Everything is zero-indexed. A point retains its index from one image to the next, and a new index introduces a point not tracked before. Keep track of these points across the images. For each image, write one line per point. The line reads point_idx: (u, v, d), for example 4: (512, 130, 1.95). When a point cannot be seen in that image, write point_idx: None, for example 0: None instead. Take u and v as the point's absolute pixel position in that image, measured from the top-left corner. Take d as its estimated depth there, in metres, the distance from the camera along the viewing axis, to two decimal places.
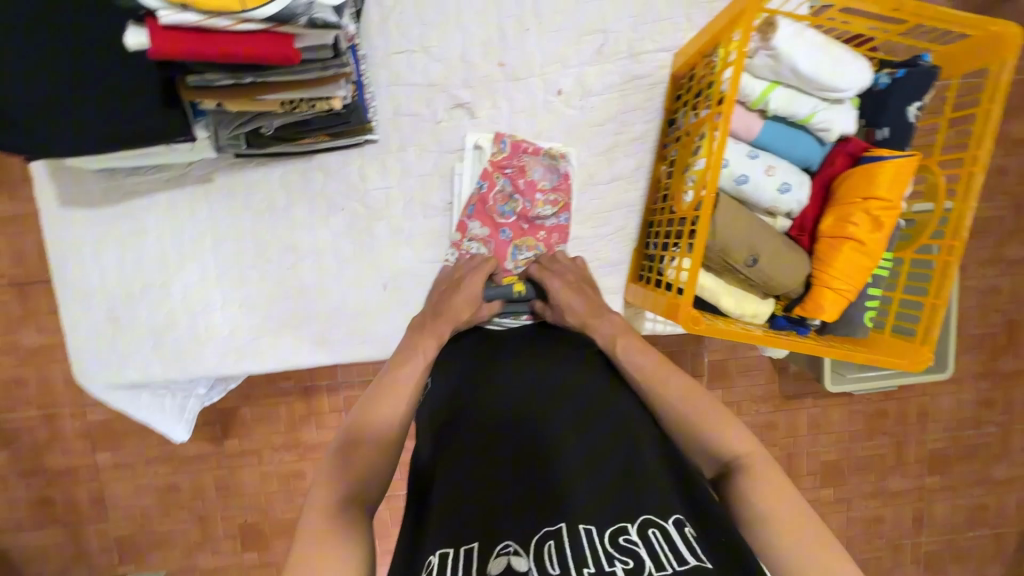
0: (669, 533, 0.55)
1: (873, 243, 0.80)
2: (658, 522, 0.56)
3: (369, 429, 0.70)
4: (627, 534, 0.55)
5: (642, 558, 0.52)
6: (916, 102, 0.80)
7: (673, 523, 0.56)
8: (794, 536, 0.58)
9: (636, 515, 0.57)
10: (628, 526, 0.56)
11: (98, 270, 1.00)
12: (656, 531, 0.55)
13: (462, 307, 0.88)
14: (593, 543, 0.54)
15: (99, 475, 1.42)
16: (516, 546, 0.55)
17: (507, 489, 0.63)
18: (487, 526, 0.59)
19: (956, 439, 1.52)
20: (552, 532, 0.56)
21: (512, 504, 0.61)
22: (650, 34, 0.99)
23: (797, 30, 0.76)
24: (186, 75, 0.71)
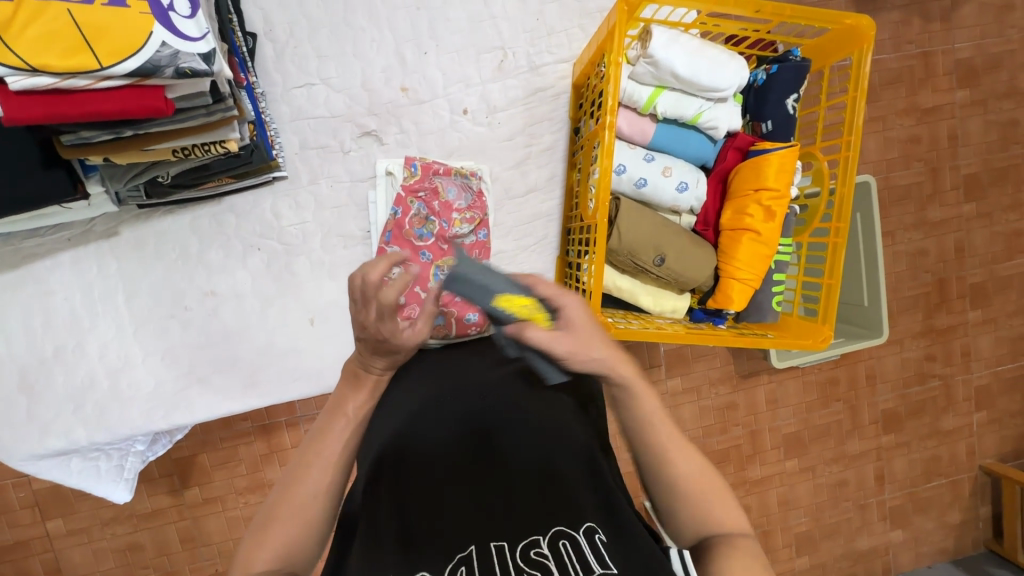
0: (579, 544, 0.58)
1: (768, 232, 0.83)
2: (569, 533, 0.59)
3: (295, 504, 0.59)
4: (539, 548, 0.58)
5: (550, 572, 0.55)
6: (793, 95, 0.84)
7: (584, 532, 0.59)
8: None
9: (549, 527, 0.60)
10: (539, 539, 0.59)
11: (7, 338, 0.96)
12: (566, 543, 0.58)
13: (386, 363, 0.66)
14: (501, 556, 0.58)
15: (54, 543, 1.36)
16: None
17: (433, 508, 0.64)
18: (407, 557, 0.60)
19: (904, 396, 1.59)
20: (464, 559, 0.58)
21: (433, 531, 0.62)
22: (547, 47, 1.02)
23: (672, 36, 0.79)
24: (60, 135, 0.70)
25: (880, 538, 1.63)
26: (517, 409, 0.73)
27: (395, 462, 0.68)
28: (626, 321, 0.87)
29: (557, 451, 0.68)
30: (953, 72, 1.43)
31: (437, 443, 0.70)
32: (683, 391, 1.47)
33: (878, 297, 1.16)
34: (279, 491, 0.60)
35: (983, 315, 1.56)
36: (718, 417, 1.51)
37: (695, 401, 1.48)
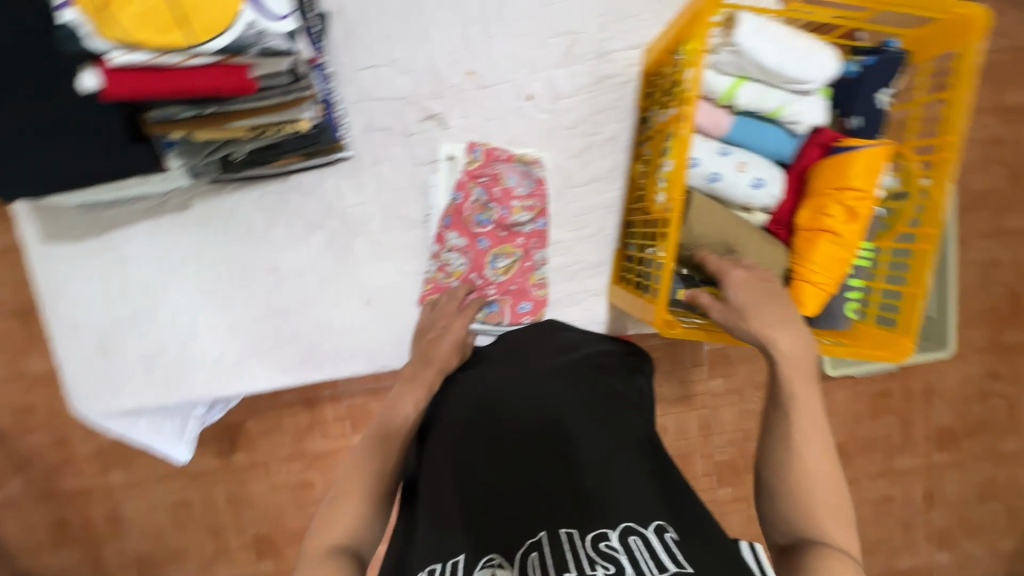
0: (649, 540, 0.56)
1: (849, 234, 0.79)
2: (639, 529, 0.57)
3: (360, 480, 0.69)
4: (608, 540, 0.57)
5: (621, 564, 0.53)
6: (887, 88, 0.80)
7: (654, 530, 0.57)
8: None
9: (617, 521, 0.59)
10: (609, 532, 0.58)
11: (85, 301, 1.01)
12: (636, 538, 0.56)
13: (448, 353, 0.89)
14: (571, 544, 0.57)
15: (114, 494, 1.45)
16: (500, 560, 0.59)
17: (497, 496, 0.66)
18: (478, 541, 0.62)
19: (962, 414, 1.50)
20: (533, 545, 0.59)
21: (500, 513, 0.64)
22: (617, 32, 0.98)
23: (762, 23, 0.75)
24: (149, 110, 0.72)
25: (924, 560, 1.56)
26: (574, 403, 0.75)
27: (460, 447, 0.72)
28: (686, 319, 0.85)
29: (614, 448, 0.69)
30: None
31: (497, 435, 0.73)
32: (724, 393, 1.43)
33: (946, 309, 1.14)
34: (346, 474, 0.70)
35: None
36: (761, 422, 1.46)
37: (736, 404, 1.44)
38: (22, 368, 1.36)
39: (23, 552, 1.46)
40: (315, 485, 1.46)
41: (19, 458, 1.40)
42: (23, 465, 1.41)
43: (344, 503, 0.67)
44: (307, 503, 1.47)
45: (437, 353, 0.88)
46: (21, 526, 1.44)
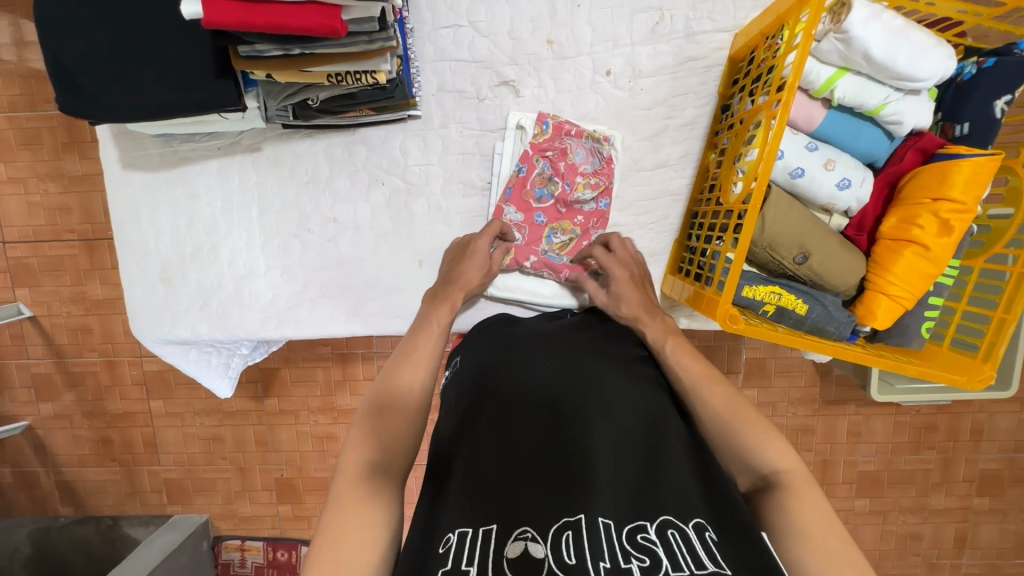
0: (688, 536, 0.56)
1: (939, 248, 0.75)
2: (677, 524, 0.57)
3: (394, 398, 0.70)
4: (646, 534, 0.56)
5: (659, 557, 0.53)
6: (1005, 96, 0.73)
7: (693, 527, 0.57)
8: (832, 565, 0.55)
9: (655, 515, 0.59)
10: (646, 525, 0.57)
11: (153, 230, 1.05)
12: (675, 532, 0.56)
13: (473, 275, 0.91)
14: (608, 535, 0.56)
15: (153, 421, 1.52)
16: (533, 533, 0.57)
17: (531, 472, 0.64)
18: (509, 512, 0.60)
19: (1012, 460, 1.41)
20: (569, 523, 0.57)
21: (535, 489, 0.62)
22: (709, 12, 0.93)
23: (874, 11, 0.69)
24: (238, 46, 0.73)
25: None
26: (619, 398, 0.74)
27: (499, 420, 0.72)
28: (749, 316, 0.81)
29: (655, 447, 0.68)
30: None
31: (536, 413, 0.72)
32: (758, 404, 1.39)
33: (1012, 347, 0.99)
34: (378, 391, 0.70)
35: None
36: (791, 438, 1.42)
37: (768, 417, 1.40)
38: (84, 291, 1.43)
39: (67, 463, 1.55)
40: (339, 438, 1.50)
41: (73, 375, 1.48)
42: (76, 382, 1.49)
43: (383, 421, 0.67)
44: (330, 455, 1.52)
45: (465, 273, 0.91)
46: (67, 438, 1.53)
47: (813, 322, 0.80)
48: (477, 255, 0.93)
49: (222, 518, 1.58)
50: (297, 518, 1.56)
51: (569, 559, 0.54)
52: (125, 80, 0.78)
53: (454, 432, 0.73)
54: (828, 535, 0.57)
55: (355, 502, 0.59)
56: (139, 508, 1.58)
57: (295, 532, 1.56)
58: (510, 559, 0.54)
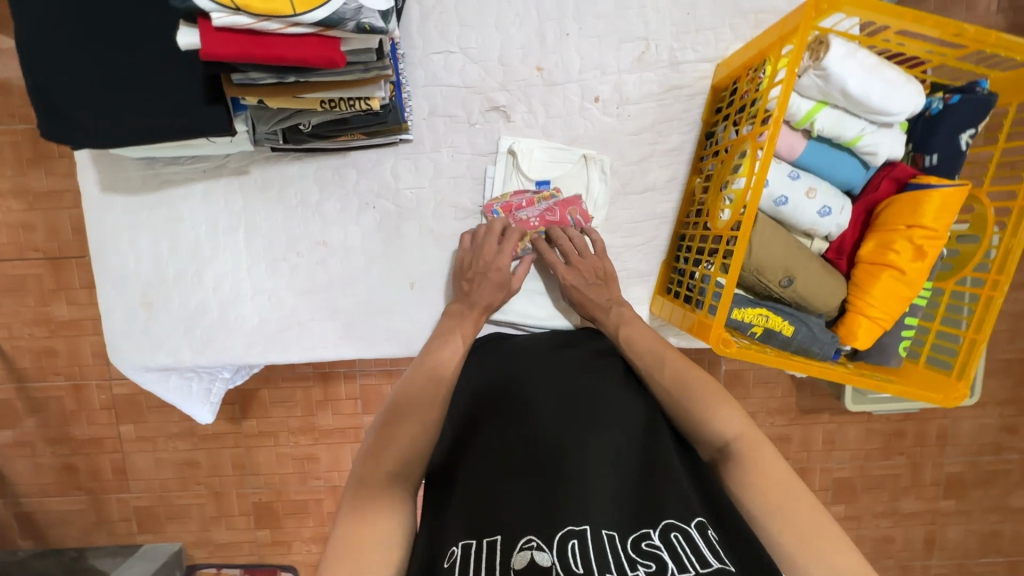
0: (691, 537, 0.58)
1: (914, 272, 0.79)
2: (680, 526, 0.59)
3: (413, 405, 0.70)
4: (650, 540, 0.58)
5: (665, 562, 0.55)
6: (969, 130, 0.78)
7: (695, 527, 0.59)
8: (801, 537, 0.60)
9: (658, 520, 0.61)
10: (650, 532, 0.59)
11: (133, 254, 1.02)
12: (678, 535, 0.58)
13: (492, 294, 0.92)
14: (614, 546, 0.58)
15: (123, 446, 1.46)
16: (538, 542, 0.58)
17: (533, 485, 0.65)
18: (513, 522, 0.61)
19: (975, 463, 1.48)
20: (575, 532, 0.59)
21: (540, 498, 0.63)
22: (692, 44, 0.98)
23: (851, 50, 0.73)
24: (231, 73, 0.72)
25: None
26: (615, 408, 0.75)
27: (499, 434, 0.72)
28: (739, 338, 0.84)
29: (655, 456, 0.69)
30: None
31: (536, 427, 0.72)
32: None
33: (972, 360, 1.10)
34: (398, 397, 0.71)
35: None
36: None
37: None
38: (48, 312, 1.37)
39: (28, 492, 1.47)
40: (319, 460, 1.47)
41: (36, 401, 1.41)
42: (39, 407, 1.42)
43: (400, 429, 0.68)
44: (311, 477, 1.48)
45: (480, 293, 0.92)
46: (29, 467, 1.46)
47: (799, 343, 0.83)
48: (491, 273, 0.93)
49: (196, 546, 1.52)
50: (275, 542, 1.51)
51: (577, 567, 0.55)
52: (114, 102, 0.76)
53: (454, 447, 0.74)
54: (785, 498, 0.63)
55: (370, 517, 0.61)
56: (106, 538, 1.51)
57: (274, 557, 1.52)
58: (518, 568, 0.56)
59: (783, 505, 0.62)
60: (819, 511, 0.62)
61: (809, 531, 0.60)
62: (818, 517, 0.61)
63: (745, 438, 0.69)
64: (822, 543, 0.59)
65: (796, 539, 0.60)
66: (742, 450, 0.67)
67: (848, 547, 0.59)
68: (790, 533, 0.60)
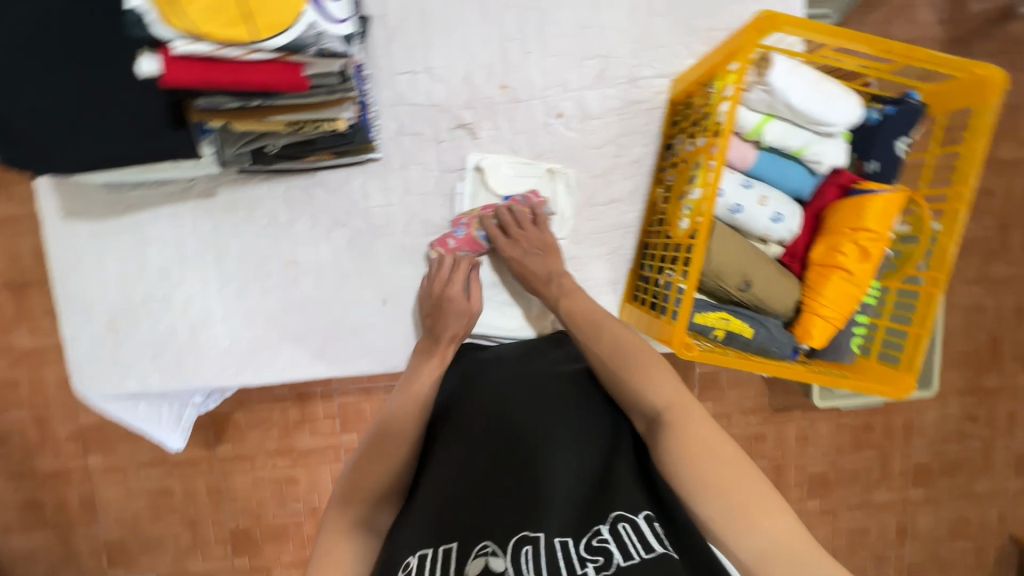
0: (637, 527, 0.64)
1: (861, 273, 0.84)
2: (628, 517, 0.65)
3: (386, 434, 0.78)
4: (600, 535, 0.63)
5: (610, 555, 0.61)
6: (904, 138, 0.84)
7: (642, 518, 0.65)
8: (734, 507, 0.63)
9: (608, 513, 0.66)
10: (600, 528, 0.64)
11: (99, 281, 1.01)
12: (625, 526, 0.64)
13: (457, 324, 0.94)
14: (567, 549, 0.62)
15: (92, 477, 1.42)
16: (493, 547, 0.63)
17: (494, 491, 0.69)
18: (473, 529, 0.65)
19: (940, 452, 1.55)
20: (529, 538, 0.63)
21: (499, 504, 0.67)
22: (649, 60, 1.02)
23: (793, 66, 0.78)
24: (195, 99, 0.73)
25: None
26: (579, 408, 0.77)
27: (462, 440, 0.75)
28: (701, 341, 0.87)
29: (614, 456, 0.73)
30: None
31: (498, 431, 0.75)
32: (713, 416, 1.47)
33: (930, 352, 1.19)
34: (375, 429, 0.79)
35: None
36: (746, 446, 1.49)
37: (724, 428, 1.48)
38: (9, 342, 1.34)
39: None
40: (298, 482, 1.45)
41: None
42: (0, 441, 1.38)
43: (372, 461, 0.76)
44: (290, 500, 1.46)
45: (444, 326, 0.93)
46: None
47: (759, 344, 0.86)
48: (453, 304, 0.94)
49: None
50: (255, 569, 1.48)
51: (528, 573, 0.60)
52: (76, 129, 0.76)
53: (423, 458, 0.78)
54: (714, 462, 0.65)
55: (339, 547, 0.71)
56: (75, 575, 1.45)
57: None
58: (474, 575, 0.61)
59: (712, 471, 0.65)
60: (748, 469, 0.66)
61: (740, 498, 0.63)
62: (744, 478, 0.65)
63: (674, 406, 0.71)
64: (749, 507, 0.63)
65: (728, 506, 0.63)
66: (672, 418, 0.70)
67: (777, 506, 0.63)
68: (720, 501, 0.63)
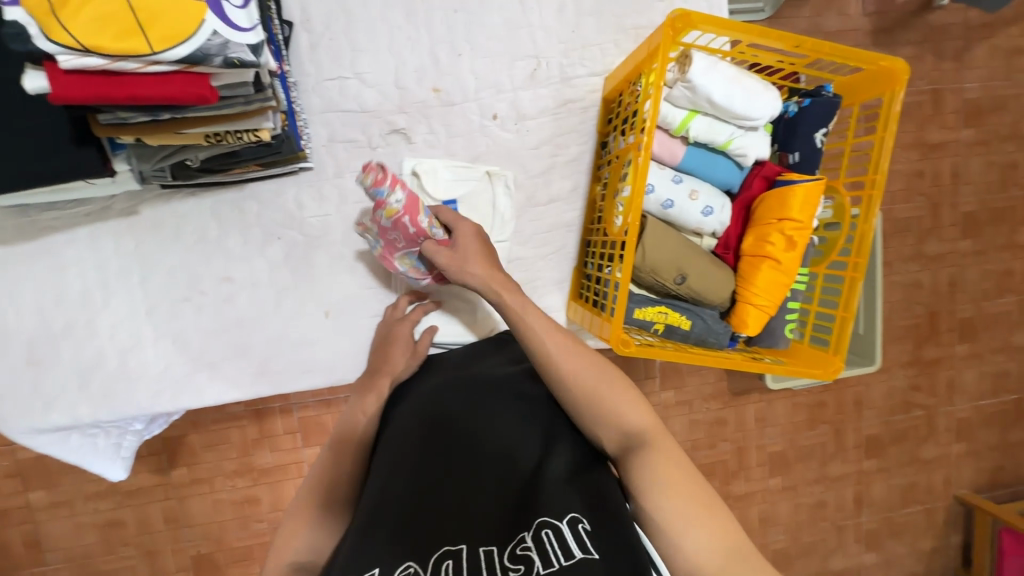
0: (563, 534, 0.56)
1: (789, 260, 0.86)
2: (553, 523, 0.57)
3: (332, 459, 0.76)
4: (525, 543, 0.56)
5: (535, 563, 0.53)
6: (822, 129, 0.87)
7: (567, 522, 0.57)
8: (702, 529, 0.60)
9: (534, 520, 0.58)
10: (525, 535, 0.57)
11: (15, 310, 0.95)
12: (549, 532, 0.56)
13: (402, 360, 0.90)
14: (489, 557, 0.56)
15: (34, 515, 1.34)
16: (414, 566, 0.55)
17: (416, 505, 0.63)
18: (392, 543, 0.57)
19: (888, 423, 1.62)
20: (450, 552, 0.56)
21: (421, 513, 0.61)
22: (580, 59, 1.02)
23: (711, 62, 0.80)
24: (98, 114, 0.69)
25: (853, 559, 1.66)
26: (515, 414, 0.74)
27: (389, 455, 0.70)
28: (642, 336, 0.89)
29: (548, 455, 0.68)
30: (961, 112, 1.47)
31: (427, 444, 0.71)
32: (676, 404, 1.50)
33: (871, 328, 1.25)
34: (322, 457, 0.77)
35: (969, 349, 1.60)
36: (707, 432, 1.53)
37: (685, 415, 1.51)
38: None
39: None
40: (261, 502, 1.40)
41: None
42: None
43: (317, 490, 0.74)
44: (253, 520, 1.41)
45: (391, 360, 0.90)
46: None
47: (697, 335, 0.89)
48: (401, 340, 0.93)
49: None
50: None
51: None
52: None
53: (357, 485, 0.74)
54: (684, 484, 0.62)
55: None
56: None
57: None
58: None
59: (680, 494, 0.62)
60: (712, 494, 0.63)
61: (706, 519, 0.61)
62: (711, 501, 0.62)
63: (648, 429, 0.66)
64: (716, 531, 0.60)
65: (696, 532, 0.60)
66: (645, 441, 0.66)
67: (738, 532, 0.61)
68: (688, 527, 0.60)
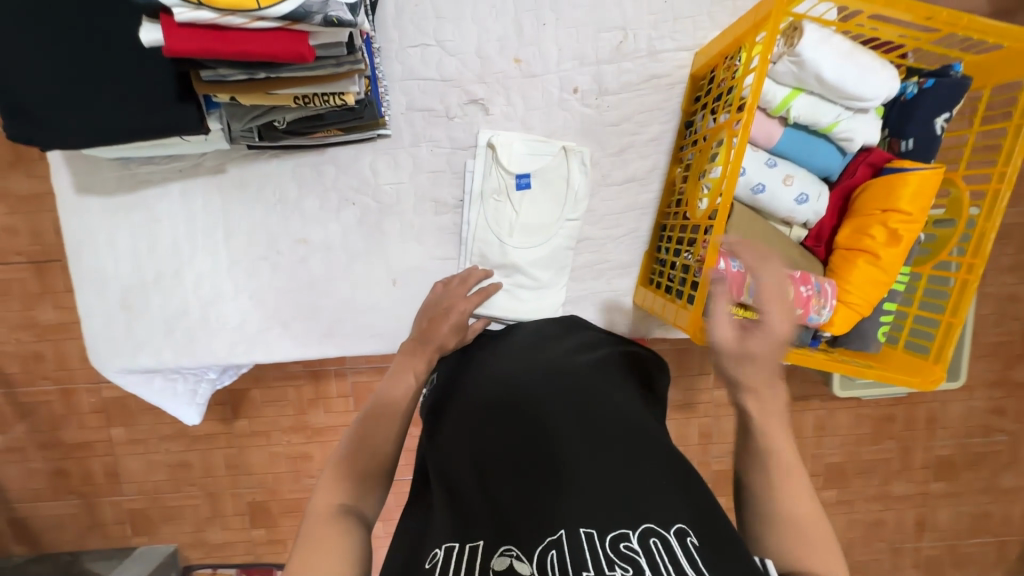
0: (670, 545, 0.52)
1: (889, 257, 0.80)
2: (659, 532, 0.54)
3: (380, 409, 0.74)
4: (628, 541, 0.53)
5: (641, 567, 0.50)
6: (944, 114, 0.79)
7: (675, 533, 0.54)
8: None
9: (638, 521, 0.55)
10: (629, 532, 0.54)
11: (113, 255, 1.01)
12: (657, 541, 0.53)
13: (448, 334, 0.88)
14: (592, 546, 0.53)
15: (115, 448, 1.45)
16: (518, 551, 0.55)
17: (509, 486, 0.62)
18: (495, 522, 0.59)
19: (963, 445, 1.49)
20: (553, 542, 0.54)
21: (520, 499, 0.60)
22: (670, 32, 0.97)
23: (825, 36, 0.73)
24: (200, 70, 0.71)
25: None
26: (598, 397, 0.71)
27: (472, 433, 0.70)
28: None
29: (632, 446, 0.64)
30: None
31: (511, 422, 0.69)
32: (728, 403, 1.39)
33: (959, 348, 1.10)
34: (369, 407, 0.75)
35: None
36: None
37: None
38: (34, 316, 1.35)
39: (22, 498, 1.47)
40: (313, 458, 1.47)
41: (23, 407, 1.40)
42: (27, 413, 1.41)
43: (366, 433, 0.70)
44: (305, 475, 1.48)
45: (438, 333, 0.87)
46: (20, 472, 1.45)
47: None
48: (455, 315, 0.91)
49: (193, 547, 1.52)
50: (273, 541, 1.51)
51: None
52: (84, 101, 0.75)
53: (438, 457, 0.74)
54: None
55: (327, 536, 0.58)
56: (102, 541, 1.50)
57: (271, 557, 1.52)
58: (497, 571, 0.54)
59: None
60: None
61: None
62: None
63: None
64: None
65: None
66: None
67: None
68: None
